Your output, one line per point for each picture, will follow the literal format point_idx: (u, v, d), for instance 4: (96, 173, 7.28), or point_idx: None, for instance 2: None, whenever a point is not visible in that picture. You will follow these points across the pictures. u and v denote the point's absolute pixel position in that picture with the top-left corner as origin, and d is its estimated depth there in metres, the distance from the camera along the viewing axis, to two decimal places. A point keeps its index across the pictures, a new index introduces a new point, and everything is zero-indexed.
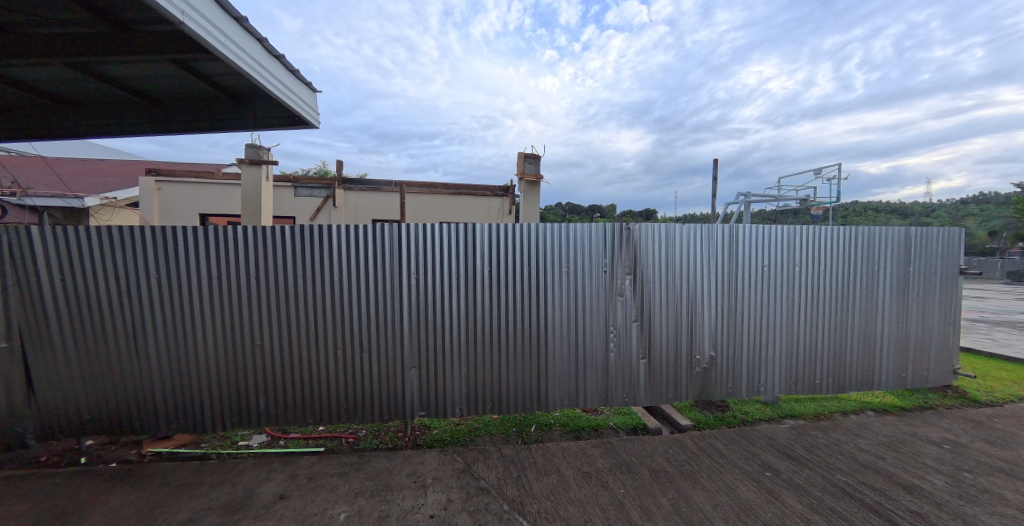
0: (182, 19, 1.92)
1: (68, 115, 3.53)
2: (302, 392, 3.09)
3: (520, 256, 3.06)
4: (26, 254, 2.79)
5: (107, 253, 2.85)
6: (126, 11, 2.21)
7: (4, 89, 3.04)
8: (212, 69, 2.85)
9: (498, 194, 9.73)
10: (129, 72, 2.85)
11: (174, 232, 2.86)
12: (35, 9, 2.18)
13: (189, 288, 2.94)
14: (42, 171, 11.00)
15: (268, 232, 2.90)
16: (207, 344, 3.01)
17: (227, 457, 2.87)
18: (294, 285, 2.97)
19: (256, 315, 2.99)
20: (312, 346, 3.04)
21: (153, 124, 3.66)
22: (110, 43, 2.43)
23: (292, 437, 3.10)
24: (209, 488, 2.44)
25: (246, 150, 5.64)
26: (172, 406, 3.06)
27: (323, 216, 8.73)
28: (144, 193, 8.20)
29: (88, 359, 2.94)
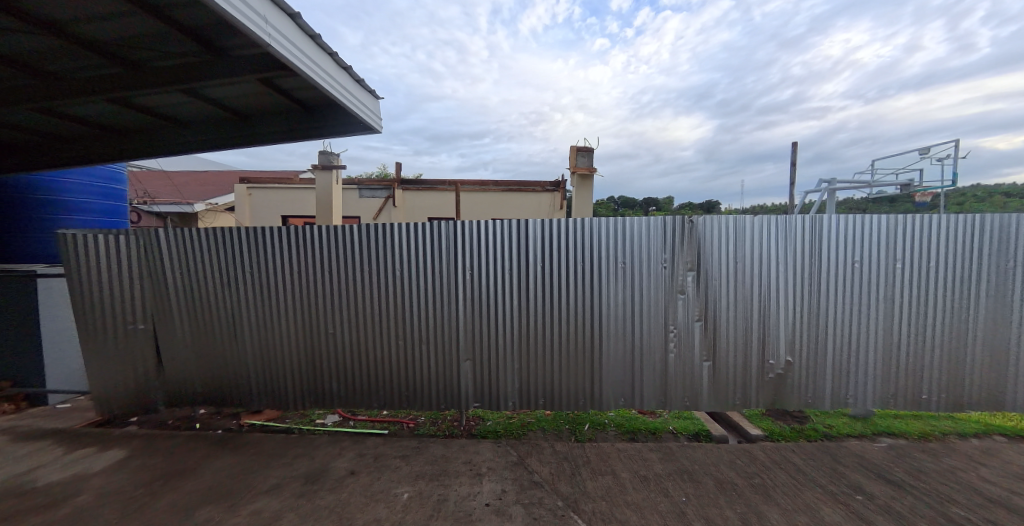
0: (269, 41, 2.15)
1: (181, 134, 4.13)
2: (369, 379, 3.34)
3: (574, 252, 3.01)
4: (153, 251, 3.34)
5: (211, 251, 3.30)
6: (224, 39, 2.53)
7: (137, 116, 3.66)
8: (290, 84, 3.16)
9: (548, 190, 9.67)
10: (225, 93, 3.26)
11: (264, 232, 3.24)
12: (156, 45, 2.57)
13: (273, 281, 3.31)
14: (161, 181, 13.02)
15: (339, 231, 3.17)
16: (289, 332, 3.37)
17: (306, 432, 3.22)
18: (360, 279, 3.21)
19: (328, 306, 3.29)
20: (377, 337, 3.28)
21: (244, 138, 4.15)
22: (209, 69, 2.78)
23: (360, 418, 3.40)
24: (292, 460, 2.74)
25: (319, 157, 6.20)
26: (262, 386, 3.47)
27: (384, 216, 9.34)
28: (238, 200, 9.32)
29: (198, 342, 3.44)
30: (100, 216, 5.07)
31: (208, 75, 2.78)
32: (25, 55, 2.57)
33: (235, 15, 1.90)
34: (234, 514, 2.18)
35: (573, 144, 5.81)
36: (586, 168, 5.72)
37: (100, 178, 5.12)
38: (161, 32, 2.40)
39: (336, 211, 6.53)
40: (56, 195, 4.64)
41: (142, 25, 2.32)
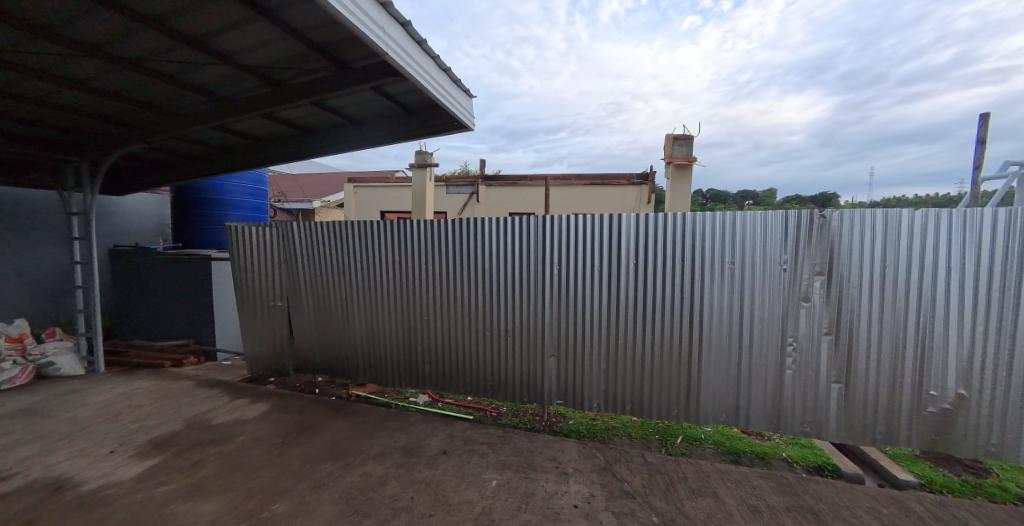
0: (386, 50, 2.36)
1: (302, 140, 4.63)
2: (458, 366, 3.53)
3: (673, 249, 2.78)
4: (289, 240, 3.96)
5: (332, 241, 3.80)
6: (348, 52, 2.85)
7: (278, 128, 4.32)
8: (397, 89, 3.44)
9: (635, 183, 9.15)
10: (345, 102, 3.68)
11: (373, 225, 3.62)
12: (295, 64, 2.97)
13: (379, 269, 3.67)
14: (289, 182, 15.42)
15: (437, 225, 3.39)
16: (390, 316, 3.72)
17: (402, 408, 3.55)
18: (453, 271, 3.40)
19: (424, 295, 3.54)
20: (467, 327, 3.44)
21: (347, 144, 4.45)
22: (331, 81, 3.13)
23: (447, 402, 3.63)
24: (392, 432, 3.03)
25: (417, 156, 6.72)
26: (366, 362, 3.90)
27: (468, 211, 9.78)
28: (348, 197, 10.58)
29: (320, 320, 4.00)
30: (248, 212, 6.19)
31: (333, 86, 3.13)
32: (207, 82, 3.20)
33: (360, 28, 2.12)
34: (349, 473, 2.48)
35: (670, 133, 5.35)
36: (683, 158, 5.24)
37: (250, 181, 6.22)
38: (300, 52, 2.78)
39: (429, 206, 7.02)
40: (221, 194, 5.81)
41: (288, 47, 2.71)
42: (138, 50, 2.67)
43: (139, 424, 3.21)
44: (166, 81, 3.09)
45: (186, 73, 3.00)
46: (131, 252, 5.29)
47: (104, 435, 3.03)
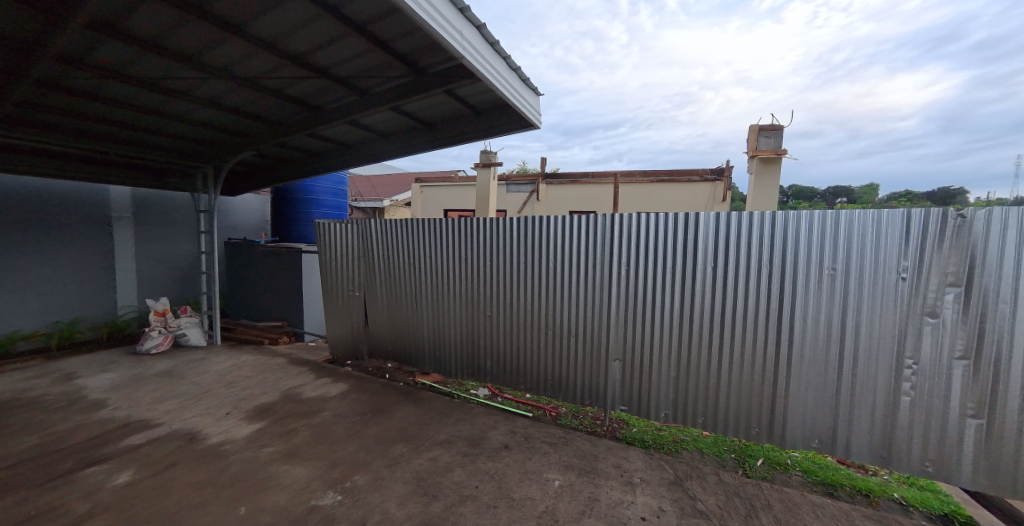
0: (463, 53, 2.45)
1: (379, 144, 4.97)
2: (518, 363, 3.57)
3: (759, 251, 2.52)
4: (367, 237, 4.31)
5: (405, 238, 4.07)
6: (428, 59, 3.01)
7: (359, 133, 4.70)
8: (469, 91, 3.55)
9: (708, 179, 8.51)
10: (420, 106, 3.89)
11: (443, 223, 3.81)
12: (380, 73, 3.20)
13: (447, 265, 3.84)
14: (364, 183, 16.70)
15: (503, 224, 3.48)
16: (455, 310, 3.87)
17: (464, 399, 3.67)
18: (517, 269, 3.46)
19: (488, 292, 3.64)
20: (529, 324, 3.46)
21: (417, 146, 4.69)
22: (410, 88, 3.32)
23: (507, 397, 3.69)
24: (457, 421, 3.15)
25: (482, 156, 6.91)
26: (431, 353, 4.10)
27: (528, 209, 9.83)
28: (415, 197, 11.21)
29: (391, 311, 4.29)
30: (331, 210, 6.85)
31: (410, 91, 3.31)
32: (307, 95, 3.58)
33: (441, 34, 2.23)
34: (417, 457, 2.62)
35: (756, 124, 4.89)
36: (769, 151, 4.75)
37: (334, 182, 6.86)
38: (385, 61, 2.99)
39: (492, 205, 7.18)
40: (311, 194, 6.52)
41: (375, 58, 2.94)
42: (256, 71, 3.08)
43: (246, 393, 3.71)
44: (274, 95, 3.52)
45: (290, 87, 3.39)
46: (241, 244, 6.14)
47: (221, 399, 3.56)
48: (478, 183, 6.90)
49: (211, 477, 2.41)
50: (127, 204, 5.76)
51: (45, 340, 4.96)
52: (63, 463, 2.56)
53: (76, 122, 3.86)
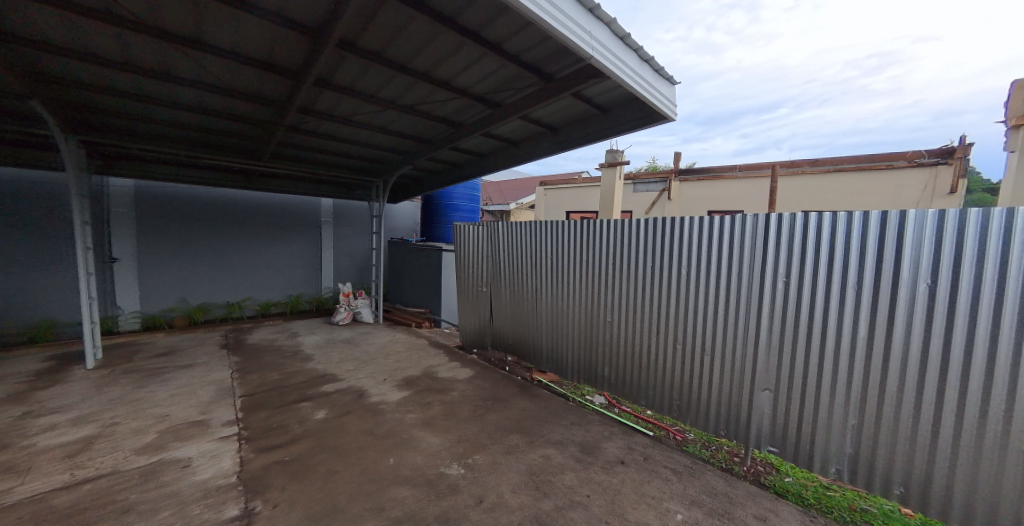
0: (592, 53, 2.42)
1: (508, 150, 5.29)
2: (639, 375, 3.35)
3: (1014, 264, 1.77)
4: (494, 238, 4.66)
5: (527, 239, 4.27)
6: (557, 66, 3.07)
7: (491, 143, 5.08)
8: (596, 89, 3.48)
9: (922, 163, 6.50)
10: (547, 110, 3.97)
11: (565, 225, 3.86)
12: (511, 85, 3.39)
13: (567, 267, 3.89)
14: (494, 188, 18.13)
15: (628, 226, 3.35)
16: (574, 313, 3.88)
17: (580, 404, 3.66)
18: (642, 275, 3.26)
19: (609, 297, 3.54)
20: (653, 336, 3.21)
21: (543, 149, 4.84)
22: (540, 95, 3.40)
23: (624, 409, 3.55)
24: (570, 425, 3.17)
25: (607, 156, 6.76)
26: (549, 352, 4.20)
27: (657, 209, 9.17)
28: (539, 200, 11.66)
29: (513, 308, 4.56)
30: (465, 214, 7.66)
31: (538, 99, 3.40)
32: (451, 114, 4.03)
33: (571, 38, 2.25)
34: (532, 451, 2.74)
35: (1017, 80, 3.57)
36: None
37: (469, 189, 7.62)
38: (517, 73, 3.15)
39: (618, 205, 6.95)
40: (451, 200, 7.42)
41: (508, 71, 3.12)
42: (414, 98, 3.61)
43: (397, 365, 4.45)
44: (425, 117, 4.05)
45: (437, 108, 3.87)
46: (399, 244, 7.41)
47: (382, 367, 4.36)
48: (603, 183, 6.78)
49: (372, 428, 2.97)
50: (331, 211, 7.45)
51: (285, 306, 6.96)
52: (288, 394, 3.53)
53: (300, 152, 5.19)
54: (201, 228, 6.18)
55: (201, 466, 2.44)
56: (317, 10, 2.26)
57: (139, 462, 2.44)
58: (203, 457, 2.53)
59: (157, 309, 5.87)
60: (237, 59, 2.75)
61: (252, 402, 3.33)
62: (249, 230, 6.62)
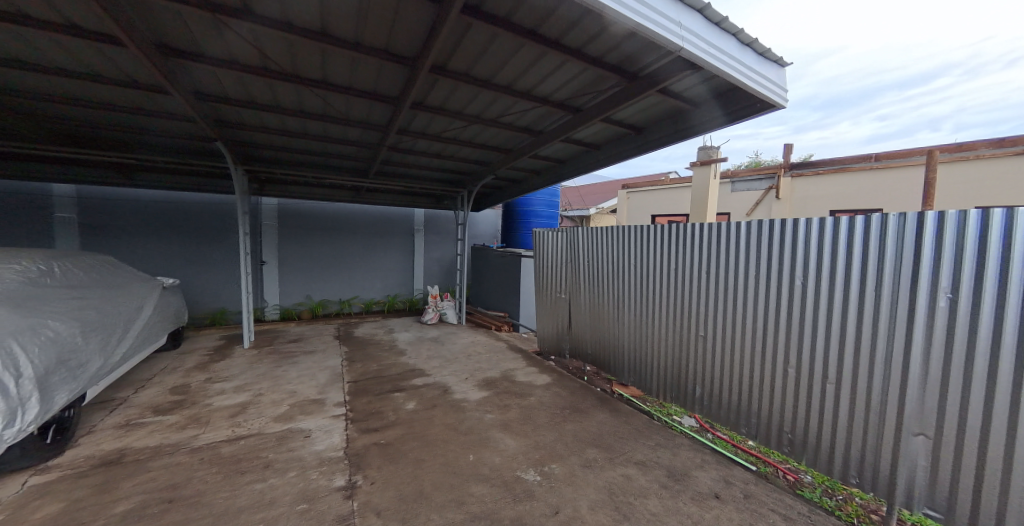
0: (681, 44, 2.30)
1: (590, 155, 5.24)
2: (740, 399, 2.99)
3: None
4: (575, 245, 4.65)
5: (610, 245, 4.18)
6: (641, 63, 2.96)
7: (573, 148, 5.09)
8: (685, 83, 3.24)
9: None
10: (631, 110, 3.82)
11: (652, 230, 3.69)
12: (592, 88, 3.38)
13: (653, 275, 3.69)
14: (574, 193, 18.03)
15: (725, 231, 3.05)
16: (660, 324, 3.65)
17: (666, 426, 3.31)
18: (742, 285, 2.93)
19: (701, 309, 3.25)
20: (759, 354, 2.84)
21: (628, 151, 4.67)
22: (621, 96, 3.28)
23: (720, 436, 3.12)
24: (655, 446, 2.96)
25: (701, 154, 6.38)
26: (632, 364, 4.00)
27: (762, 210, 8.16)
28: (621, 204, 11.29)
29: (593, 315, 4.46)
30: (544, 220, 7.80)
31: (620, 100, 3.31)
32: (532, 122, 4.16)
33: (655, 30, 2.17)
34: (611, 468, 2.64)
35: None
36: None
37: (548, 195, 7.73)
38: (599, 75, 3.12)
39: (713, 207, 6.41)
40: (532, 207, 7.62)
41: (590, 74, 3.11)
42: (498, 110, 3.80)
43: (478, 365, 4.68)
44: (507, 127, 4.23)
45: (519, 118, 4.02)
46: (481, 250, 7.81)
47: (465, 366, 4.62)
48: (695, 184, 6.33)
49: (455, 424, 3.18)
50: (422, 219, 8.18)
51: (384, 305, 7.81)
52: (385, 384, 3.96)
53: (399, 168, 5.82)
54: (324, 236, 7.30)
55: (319, 437, 2.87)
56: (413, 42, 2.55)
57: (276, 428, 2.97)
58: (320, 430, 2.97)
59: (289, 303, 7.05)
60: (352, 93, 3.23)
61: (357, 388, 3.81)
62: (358, 239, 7.60)
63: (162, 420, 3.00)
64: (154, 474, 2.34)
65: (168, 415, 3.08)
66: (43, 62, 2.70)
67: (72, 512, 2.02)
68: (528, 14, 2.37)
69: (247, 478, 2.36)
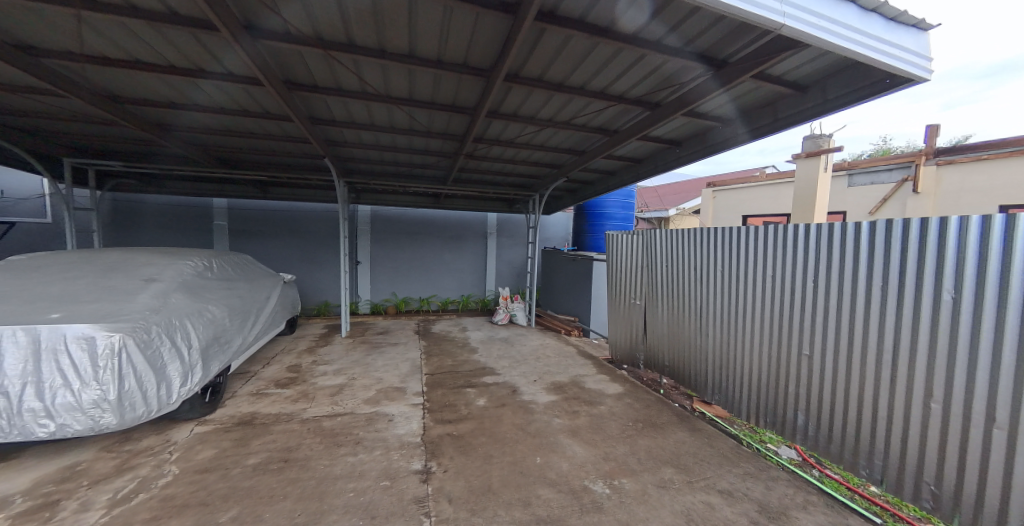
0: (784, 21, 1.84)
1: (672, 153, 4.95)
2: (859, 433, 2.55)
3: None
4: (654, 247, 4.42)
5: (694, 248, 3.89)
6: (732, 47, 2.68)
7: (652, 146, 4.85)
8: (785, 67, 2.83)
9: None
10: (720, 102, 3.49)
11: (745, 233, 3.36)
12: (674, 81, 3.21)
13: (746, 282, 3.35)
14: (652, 194, 17.17)
15: (840, 234, 2.65)
16: (752, 337, 3.30)
17: (758, 454, 2.91)
18: (864, 296, 2.53)
19: (807, 322, 2.87)
20: (887, 381, 2.40)
21: (715, 146, 4.25)
22: (713, 81, 2.99)
23: (830, 475, 2.62)
24: (743, 474, 2.65)
25: (807, 144, 5.69)
26: (717, 380, 3.66)
27: (892, 206, 6.78)
28: (705, 204, 10.44)
29: (672, 323, 4.19)
30: (619, 222, 7.55)
31: (709, 89, 3.06)
32: (608, 121, 4.07)
33: (750, 9, 1.77)
34: (689, 493, 2.46)
35: None
36: None
37: (623, 196, 7.48)
38: (682, 66, 2.94)
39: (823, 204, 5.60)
40: (607, 209, 7.44)
41: (672, 66, 2.95)
42: (574, 111, 3.79)
43: (547, 368, 4.71)
44: (583, 128, 4.20)
45: (596, 118, 3.97)
46: (553, 254, 7.83)
47: (534, 368, 4.69)
48: (800, 179, 5.63)
49: (524, 425, 3.24)
50: (495, 223, 8.49)
51: (458, 305, 8.27)
52: (458, 379, 4.20)
53: (475, 174, 6.12)
54: (408, 239, 7.99)
55: (400, 422, 3.16)
56: (492, 53, 2.68)
57: (366, 410, 3.35)
58: (401, 416, 3.27)
59: (378, 299, 7.85)
60: (437, 106, 3.51)
61: (434, 380, 4.10)
62: (438, 242, 8.17)
63: (281, 392, 3.58)
64: (277, 437, 2.81)
65: (286, 389, 3.66)
66: (210, 103, 3.43)
67: (220, 459, 2.53)
68: (605, 10, 2.35)
69: (343, 451, 2.70)
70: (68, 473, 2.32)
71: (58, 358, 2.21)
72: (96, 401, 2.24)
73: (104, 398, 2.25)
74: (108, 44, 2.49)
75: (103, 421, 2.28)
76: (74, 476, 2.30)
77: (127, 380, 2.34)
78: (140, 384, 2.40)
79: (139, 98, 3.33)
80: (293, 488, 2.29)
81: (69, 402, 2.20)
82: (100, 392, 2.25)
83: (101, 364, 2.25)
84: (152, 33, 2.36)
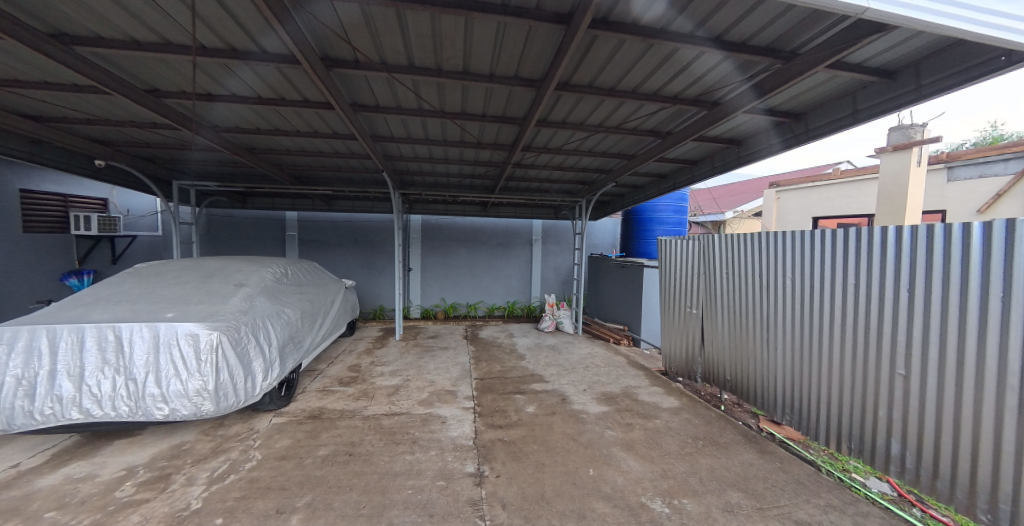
0: (868, 5, 1.67)
1: (730, 153, 4.66)
2: (975, 468, 2.20)
3: None
4: (713, 253, 4.17)
5: (759, 253, 3.61)
6: (803, 36, 2.48)
7: (709, 146, 4.60)
8: (867, 52, 2.57)
9: None
10: (789, 97, 3.23)
11: (820, 237, 3.06)
12: (735, 78, 3.03)
13: (822, 290, 3.05)
14: (705, 196, 16.27)
15: (942, 238, 2.34)
16: (830, 351, 2.99)
17: (841, 485, 2.60)
18: (977, 309, 2.20)
19: (900, 336, 2.54)
20: (1014, 410, 2.06)
21: (781, 143, 3.93)
22: (780, 75, 2.77)
23: (935, 516, 2.27)
24: (824, 506, 2.39)
25: (895, 135, 5.10)
26: (788, 398, 3.34)
27: (1012, 203, 5.74)
28: (768, 205, 9.66)
29: (733, 334, 3.91)
30: (672, 227, 7.24)
31: (774, 83, 2.85)
32: (661, 123, 3.93)
33: None
34: (761, 521, 2.27)
35: None
36: None
37: (676, 199, 7.17)
38: (745, 62, 2.77)
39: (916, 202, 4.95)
40: (659, 213, 7.16)
41: (733, 62, 2.79)
42: (625, 114, 3.71)
43: (597, 378, 4.60)
44: (634, 131, 4.10)
45: (650, 120, 3.85)
46: (600, 260, 7.67)
47: (583, 377, 4.60)
48: (885, 175, 5.06)
49: (575, 434, 3.19)
50: (541, 230, 8.51)
51: (504, 311, 8.38)
52: (507, 385, 4.24)
53: (523, 182, 6.20)
54: (456, 247, 8.25)
55: (453, 424, 3.25)
56: (544, 63, 2.72)
57: (421, 410, 3.49)
58: (454, 419, 3.36)
59: (429, 304, 8.17)
60: (488, 118, 3.61)
61: (483, 385, 4.17)
62: (485, 249, 8.34)
63: (344, 390, 3.84)
64: (342, 431, 3.02)
65: (348, 387, 3.92)
66: (288, 127, 3.81)
67: (295, 448, 2.76)
68: (661, 11, 2.29)
69: (401, 449, 2.83)
70: (176, 451, 2.67)
71: (172, 351, 2.56)
72: (198, 390, 2.56)
73: (205, 388, 2.57)
74: (211, 82, 2.87)
75: (204, 408, 2.60)
76: (180, 454, 2.63)
77: (223, 373, 2.66)
78: (232, 377, 2.71)
79: (232, 126, 3.80)
80: (358, 481, 2.44)
81: (179, 389, 2.55)
82: (202, 382, 2.57)
83: (203, 358, 2.58)
84: (246, 70, 2.70)
